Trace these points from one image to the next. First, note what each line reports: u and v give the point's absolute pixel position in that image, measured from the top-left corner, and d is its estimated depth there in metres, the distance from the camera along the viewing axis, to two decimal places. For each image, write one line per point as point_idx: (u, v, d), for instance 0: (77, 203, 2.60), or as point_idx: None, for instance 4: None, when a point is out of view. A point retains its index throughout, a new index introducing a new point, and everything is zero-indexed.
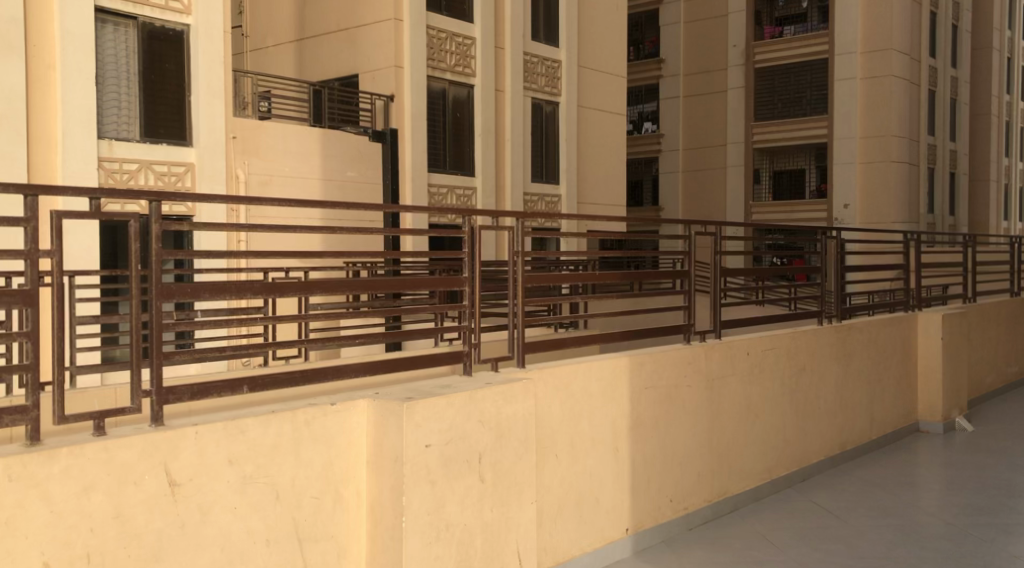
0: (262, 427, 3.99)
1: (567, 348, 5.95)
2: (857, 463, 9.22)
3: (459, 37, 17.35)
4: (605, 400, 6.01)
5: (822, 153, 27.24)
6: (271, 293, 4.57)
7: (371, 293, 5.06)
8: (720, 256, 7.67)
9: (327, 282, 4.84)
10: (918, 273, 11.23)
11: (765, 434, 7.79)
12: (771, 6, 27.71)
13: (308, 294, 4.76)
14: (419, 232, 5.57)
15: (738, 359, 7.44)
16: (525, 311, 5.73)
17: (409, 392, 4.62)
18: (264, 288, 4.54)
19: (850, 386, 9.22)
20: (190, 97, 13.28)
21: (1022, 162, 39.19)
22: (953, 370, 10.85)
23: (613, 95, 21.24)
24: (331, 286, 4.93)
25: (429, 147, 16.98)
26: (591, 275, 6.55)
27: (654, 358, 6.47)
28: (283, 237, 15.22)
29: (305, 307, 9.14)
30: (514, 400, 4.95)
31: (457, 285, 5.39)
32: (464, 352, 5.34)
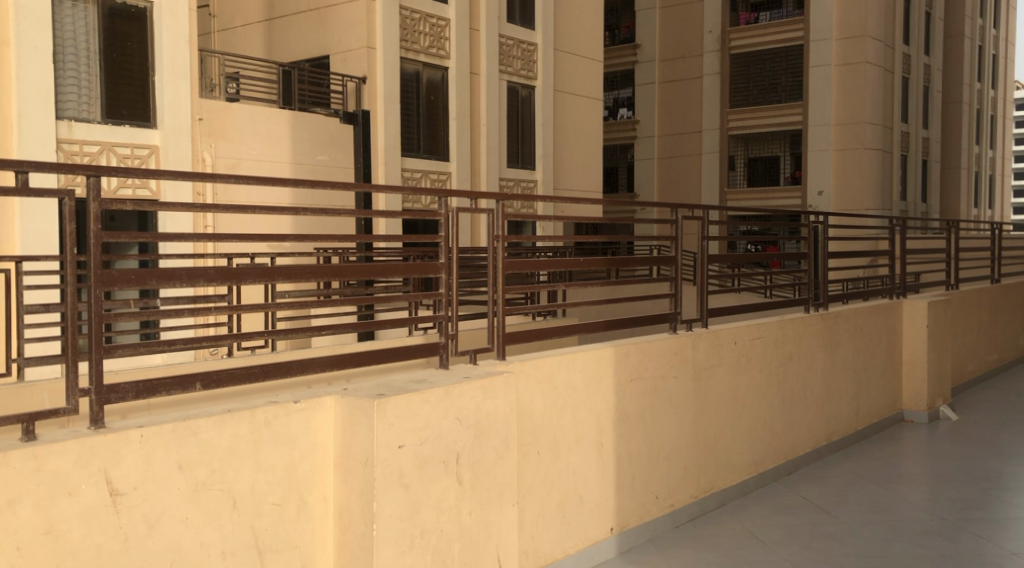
0: (218, 429, 3.62)
1: (549, 338, 5.61)
2: (844, 455, 8.97)
3: (433, 18, 16.87)
4: (589, 393, 5.68)
5: (796, 141, 26.93)
6: (226, 280, 4.15)
7: (339, 279, 4.67)
8: (707, 242, 7.37)
9: (289, 267, 4.43)
10: (903, 259, 10.96)
11: (752, 426, 7.50)
12: None
13: (270, 281, 4.35)
14: (391, 215, 5.17)
15: (725, 349, 7.14)
16: (506, 300, 5.36)
17: (379, 388, 4.25)
18: (217, 275, 4.12)
19: (836, 375, 8.96)
20: (154, 77, 12.76)
21: (993, 150, 39.27)
22: (938, 358, 10.62)
23: (590, 79, 20.87)
24: (296, 272, 4.52)
25: (402, 130, 16.51)
26: (574, 262, 6.19)
27: (640, 348, 6.15)
28: (251, 222, 14.74)
29: (272, 294, 8.71)
30: (494, 396, 4.60)
31: (434, 272, 5.00)
32: (441, 344, 4.96)
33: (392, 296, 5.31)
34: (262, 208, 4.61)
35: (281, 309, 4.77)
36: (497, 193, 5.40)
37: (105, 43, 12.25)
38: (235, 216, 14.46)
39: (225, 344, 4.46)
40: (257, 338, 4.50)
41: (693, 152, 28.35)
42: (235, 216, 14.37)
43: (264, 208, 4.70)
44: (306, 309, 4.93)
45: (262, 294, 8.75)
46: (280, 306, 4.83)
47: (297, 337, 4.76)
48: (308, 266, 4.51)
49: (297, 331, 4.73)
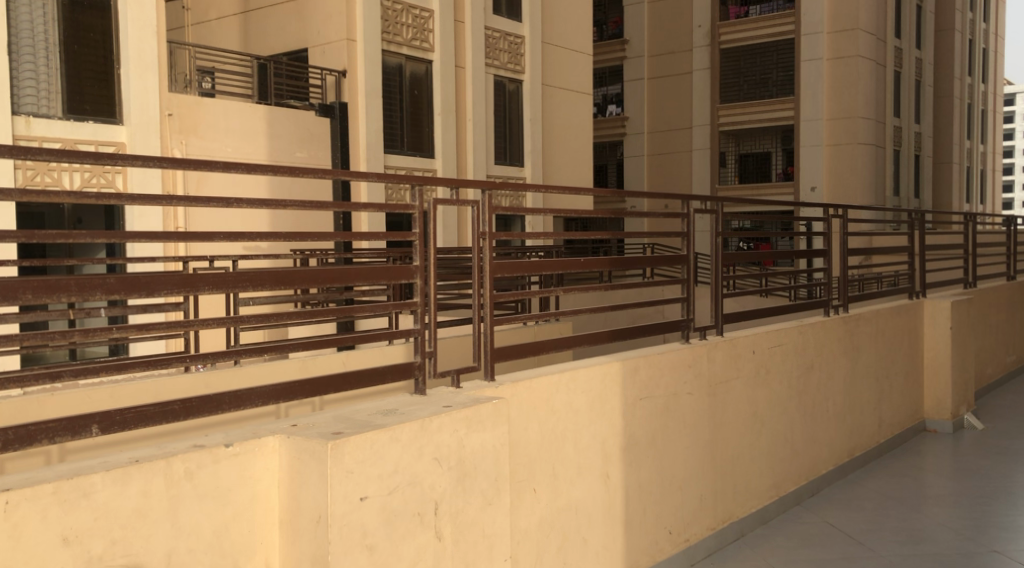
0: (120, 488, 2.78)
1: (547, 352, 4.78)
2: (868, 471, 8.18)
3: (416, 9, 16.00)
4: (593, 416, 4.85)
5: (787, 136, 26.23)
6: (132, 291, 3.26)
7: (299, 285, 3.76)
8: (721, 238, 6.55)
9: (221, 273, 3.53)
10: (922, 257, 10.14)
11: (772, 445, 6.68)
12: None
13: (194, 291, 3.44)
14: (360, 206, 4.27)
15: (744, 359, 6.34)
16: (494, 307, 4.50)
17: (336, 423, 3.39)
18: (119, 285, 3.24)
19: (859, 384, 8.16)
20: (118, 69, 11.86)
21: (983, 144, 38.60)
22: (961, 361, 9.83)
23: (578, 73, 20.05)
24: (230, 280, 3.60)
25: (385, 125, 15.63)
26: (571, 262, 5.35)
27: (649, 362, 5.32)
28: (225, 220, 13.84)
29: (236, 303, 7.81)
30: (481, 431, 3.76)
31: (408, 277, 4.13)
32: (417, 365, 4.09)
33: (361, 308, 4.42)
34: (187, 201, 3.73)
35: (235, 322, 3.87)
36: (482, 182, 4.56)
37: (63, 34, 11.36)
38: (209, 213, 13.56)
39: (163, 367, 3.57)
40: (197, 362, 3.60)
41: (683, 149, 27.53)
42: (208, 214, 13.47)
43: (196, 201, 3.82)
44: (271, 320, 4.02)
45: (224, 302, 7.86)
46: (235, 320, 3.93)
47: (264, 354, 3.84)
48: (252, 271, 3.62)
49: (259, 351, 3.81)
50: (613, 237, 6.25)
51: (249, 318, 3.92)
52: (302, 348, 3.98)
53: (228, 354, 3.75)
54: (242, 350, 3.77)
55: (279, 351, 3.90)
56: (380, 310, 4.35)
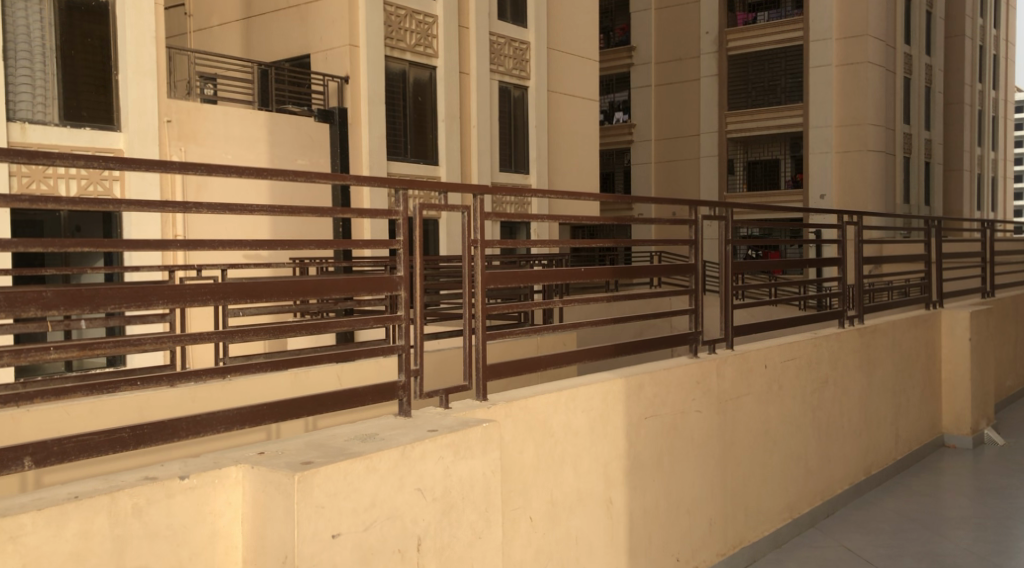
0: (54, 530, 2.47)
1: (546, 368, 4.45)
2: (885, 490, 7.83)
3: (419, 15, 15.72)
4: (595, 437, 4.53)
5: (797, 142, 26.08)
6: (73, 306, 2.95)
7: (268, 298, 3.40)
8: (732, 245, 6.21)
9: (177, 285, 3.17)
10: (939, 266, 9.77)
11: (785, 465, 6.34)
12: None
13: (146, 305, 3.08)
14: (340, 211, 3.92)
15: (755, 374, 6.00)
16: (487, 319, 4.17)
17: (308, 452, 3.08)
18: (57, 298, 2.92)
19: (875, 398, 7.81)
20: (117, 76, 11.60)
21: (993, 151, 38.15)
22: (981, 374, 9.46)
23: (586, 79, 19.75)
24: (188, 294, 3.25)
25: (388, 131, 15.33)
26: (573, 271, 5.01)
27: (655, 379, 5.00)
28: (224, 227, 13.54)
29: (226, 314, 7.50)
30: (469, 458, 3.44)
31: (391, 288, 3.81)
32: (402, 383, 3.73)
33: (340, 323, 4.05)
34: (142, 206, 3.40)
35: (195, 339, 3.50)
36: (474, 186, 4.24)
37: (60, 39, 11.10)
38: (209, 220, 13.27)
39: (110, 391, 3.19)
40: (151, 385, 3.23)
41: (690, 156, 27.22)
42: (207, 221, 13.18)
43: (149, 206, 3.46)
44: (237, 337, 3.64)
45: (213, 314, 7.51)
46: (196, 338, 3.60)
47: (229, 375, 3.45)
48: (209, 283, 3.25)
49: (223, 371, 3.44)
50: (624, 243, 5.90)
51: (212, 335, 3.55)
52: (271, 368, 3.59)
53: (187, 375, 3.37)
54: (203, 370, 3.40)
55: (244, 372, 3.50)
56: (358, 323, 3.99)
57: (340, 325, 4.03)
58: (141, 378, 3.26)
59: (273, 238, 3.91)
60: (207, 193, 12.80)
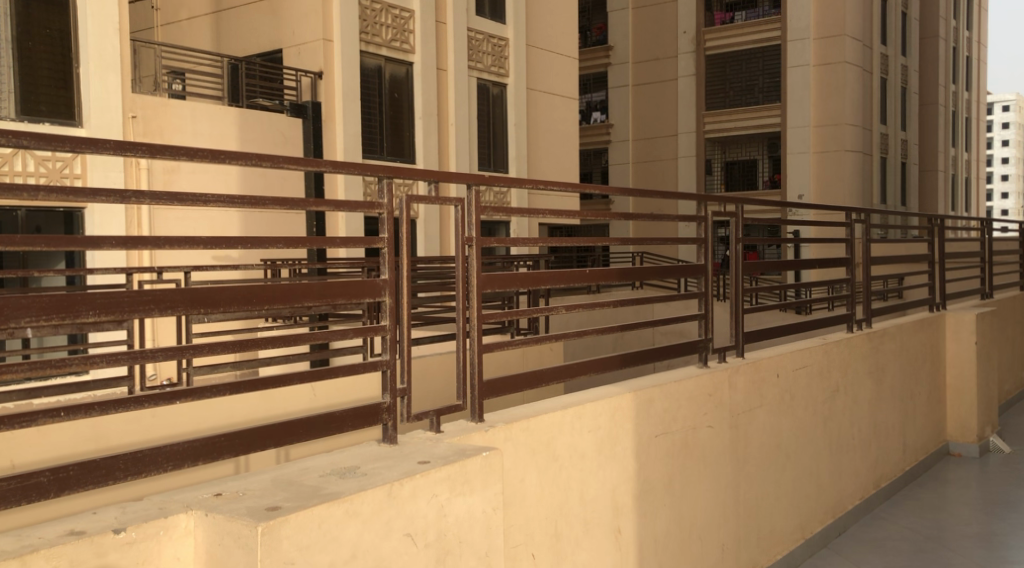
0: None
1: (548, 384, 3.94)
2: (895, 503, 7.39)
3: (396, 9, 15.15)
4: (603, 460, 4.02)
5: (775, 143, 25.55)
6: None
7: (228, 308, 2.86)
8: (742, 245, 5.73)
9: (112, 295, 2.61)
10: (942, 266, 9.36)
11: (798, 481, 5.88)
12: None
13: (73, 318, 2.54)
14: (312, 203, 3.35)
15: (768, 385, 5.54)
16: (484, 328, 3.65)
17: (275, 493, 2.55)
18: None
19: (884, 407, 7.37)
20: (78, 67, 10.95)
21: (967, 152, 38.13)
22: (986, 379, 9.05)
23: (565, 77, 19.26)
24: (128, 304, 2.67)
25: (363, 128, 14.74)
26: (580, 274, 4.46)
27: (666, 393, 4.52)
28: (192, 224, 12.67)
29: (189, 324, 6.95)
30: (468, 494, 2.92)
31: (375, 294, 3.29)
32: (386, 405, 3.16)
33: (314, 336, 3.50)
34: (68, 196, 2.80)
35: (135, 358, 2.92)
36: (467, 176, 3.73)
37: (16, 30, 10.52)
38: (178, 218, 12.39)
39: (26, 425, 2.59)
40: (81, 414, 2.65)
41: (668, 157, 26.81)
42: (175, 219, 12.32)
43: (77, 197, 2.81)
44: (191, 354, 3.06)
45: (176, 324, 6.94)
46: (130, 356, 2.97)
47: (178, 401, 2.87)
48: (151, 289, 2.69)
49: (168, 398, 2.86)
50: (624, 241, 5.37)
51: (156, 353, 2.95)
52: (233, 391, 3.02)
53: (125, 401, 2.77)
54: (145, 396, 2.81)
55: (199, 397, 2.92)
56: (336, 335, 3.46)
57: (315, 338, 3.48)
58: (66, 407, 2.66)
59: (236, 237, 3.35)
60: (179, 179, 12.02)
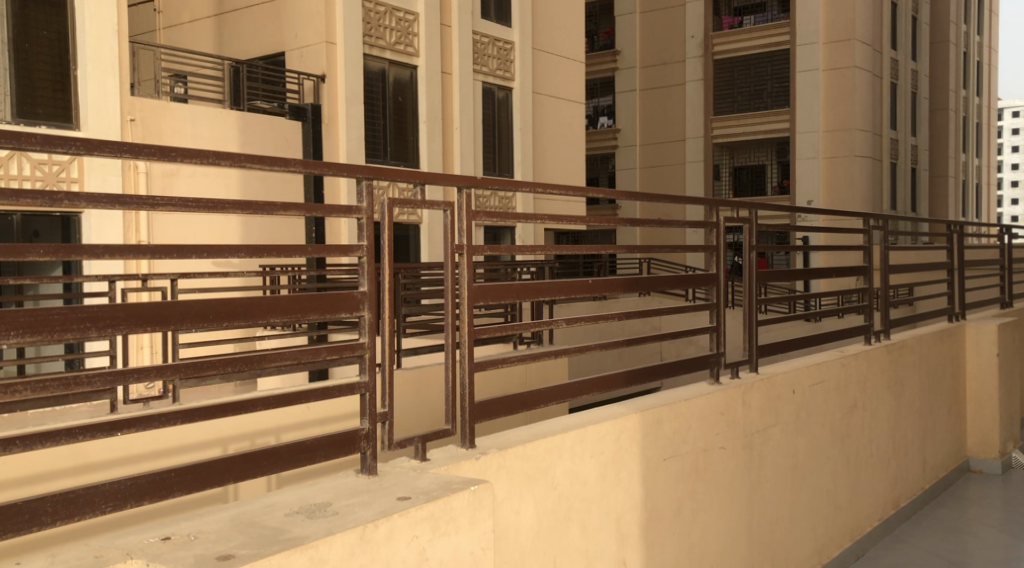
0: None
1: (547, 406, 3.62)
2: (915, 525, 7.05)
3: (400, 12, 14.85)
4: (606, 488, 3.70)
5: (783, 148, 25.16)
6: None
7: (179, 326, 2.49)
8: (756, 253, 5.41)
9: (37, 313, 2.26)
10: (961, 275, 8.99)
11: (813, 503, 5.54)
12: None
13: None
14: (270, 204, 2.91)
15: (783, 402, 5.21)
16: (475, 345, 3.33)
17: (231, 537, 2.25)
18: None
19: (903, 424, 7.02)
20: (75, 70, 10.67)
21: (977, 158, 37.69)
22: (1007, 391, 8.70)
23: (571, 82, 18.95)
24: (57, 323, 2.31)
25: (367, 131, 14.45)
26: (582, 284, 4.10)
27: (674, 412, 4.19)
28: (192, 230, 12.37)
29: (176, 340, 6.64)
30: (454, 535, 2.61)
31: (352, 308, 2.95)
32: (363, 433, 2.84)
33: (279, 358, 2.86)
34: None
35: (68, 386, 2.45)
36: (459, 177, 3.40)
37: (12, 32, 10.24)
38: (176, 224, 12.13)
39: None
40: (1, 450, 2.15)
41: (676, 162, 26.46)
42: (173, 224, 12.07)
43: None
44: (134, 379, 2.55)
45: (163, 339, 6.65)
46: (66, 385, 2.47)
47: (119, 432, 2.37)
48: (86, 305, 2.35)
49: (110, 429, 2.37)
50: (630, 249, 5.02)
51: (96, 380, 2.47)
52: (185, 418, 2.49)
53: (51, 434, 2.30)
54: (77, 428, 2.30)
55: (147, 427, 2.42)
56: (306, 357, 2.88)
57: (283, 362, 2.88)
58: None
59: (187, 245, 2.89)
60: (178, 183, 11.79)
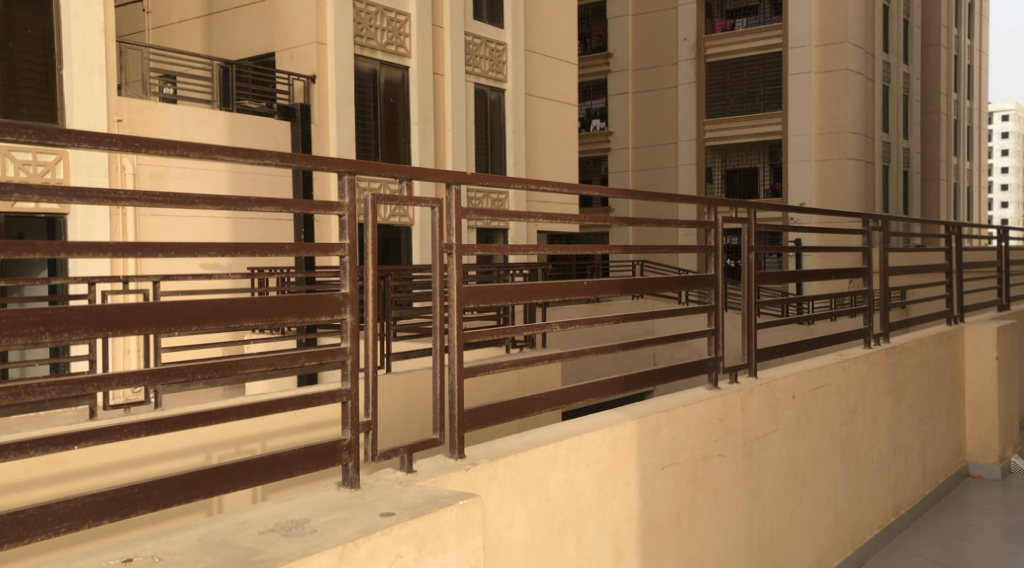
0: None
1: (540, 413, 3.46)
2: (915, 532, 6.89)
3: (391, 13, 14.69)
4: (602, 499, 3.53)
5: (776, 151, 25.01)
6: None
7: (144, 330, 2.34)
8: (755, 254, 5.25)
9: None
10: (960, 276, 8.86)
11: (814, 511, 5.38)
12: None
13: None
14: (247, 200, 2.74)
15: (782, 407, 5.05)
16: (465, 349, 3.18)
17: (199, 559, 2.09)
18: None
19: (903, 428, 6.88)
20: (60, 69, 10.46)
21: (969, 161, 37.71)
22: (1007, 395, 8.57)
23: (564, 83, 18.81)
24: (10, 327, 2.14)
25: (358, 133, 14.28)
26: (576, 286, 3.94)
27: (672, 419, 4.03)
28: (180, 231, 12.16)
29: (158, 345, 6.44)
30: (441, 553, 2.45)
31: (334, 311, 2.79)
32: (344, 443, 2.68)
33: (254, 365, 2.68)
34: None
35: (23, 395, 2.27)
36: (447, 174, 3.24)
37: None
38: (163, 226, 11.93)
39: None
40: None
41: (668, 164, 26.35)
42: (160, 226, 11.87)
43: None
44: (95, 388, 2.37)
45: (145, 343, 6.46)
46: (23, 395, 2.29)
47: (75, 445, 2.21)
48: (39, 308, 2.18)
49: (69, 441, 2.20)
50: (625, 250, 4.86)
51: (53, 390, 2.30)
52: (148, 430, 2.33)
53: (2, 448, 2.13)
54: (28, 442, 2.13)
55: (107, 441, 2.26)
56: (284, 363, 2.69)
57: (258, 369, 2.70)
58: None
59: (152, 243, 2.65)
60: (166, 183, 11.51)
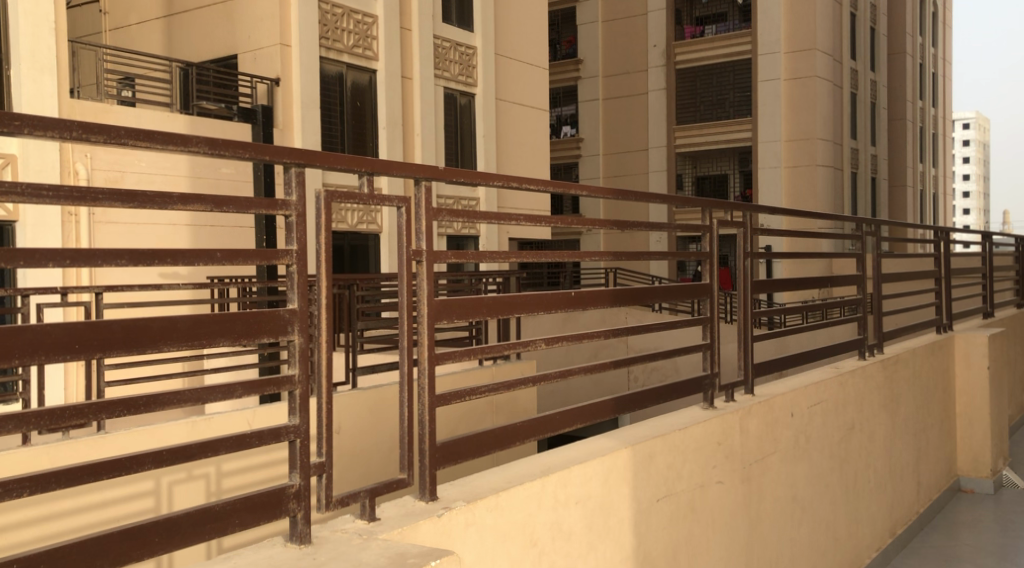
0: None
1: (523, 443, 3.04)
2: (911, 553, 6.52)
3: (358, 14, 14.21)
4: (593, 539, 3.12)
5: (745, 158, 24.92)
6: None
7: (28, 360, 1.91)
8: (750, 260, 4.86)
9: None
10: (948, 283, 8.55)
11: (813, 537, 4.99)
12: (690, 4, 25.40)
13: None
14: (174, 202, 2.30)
15: (780, 426, 4.66)
16: (438, 372, 2.74)
17: None
18: None
19: (898, 444, 6.52)
20: (10, 66, 9.88)
21: (934, 167, 37.87)
22: (998, 405, 8.25)
23: (535, 88, 18.42)
24: None
25: (323, 137, 13.79)
26: (562, 298, 3.52)
27: (668, 445, 3.62)
28: (137, 239, 11.56)
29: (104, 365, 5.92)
30: None
31: (278, 330, 2.35)
32: (290, 489, 2.27)
33: (177, 399, 2.24)
34: None
35: None
36: (418, 169, 2.80)
37: None
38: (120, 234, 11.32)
39: None
40: None
41: (639, 171, 26.09)
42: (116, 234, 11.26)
43: None
44: None
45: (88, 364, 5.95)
46: None
47: None
48: None
49: None
50: (612, 258, 4.44)
51: None
52: (34, 487, 1.90)
53: None
54: None
55: None
56: (213, 395, 2.27)
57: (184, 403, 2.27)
58: None
59: (50, 253, 2.17)
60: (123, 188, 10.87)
